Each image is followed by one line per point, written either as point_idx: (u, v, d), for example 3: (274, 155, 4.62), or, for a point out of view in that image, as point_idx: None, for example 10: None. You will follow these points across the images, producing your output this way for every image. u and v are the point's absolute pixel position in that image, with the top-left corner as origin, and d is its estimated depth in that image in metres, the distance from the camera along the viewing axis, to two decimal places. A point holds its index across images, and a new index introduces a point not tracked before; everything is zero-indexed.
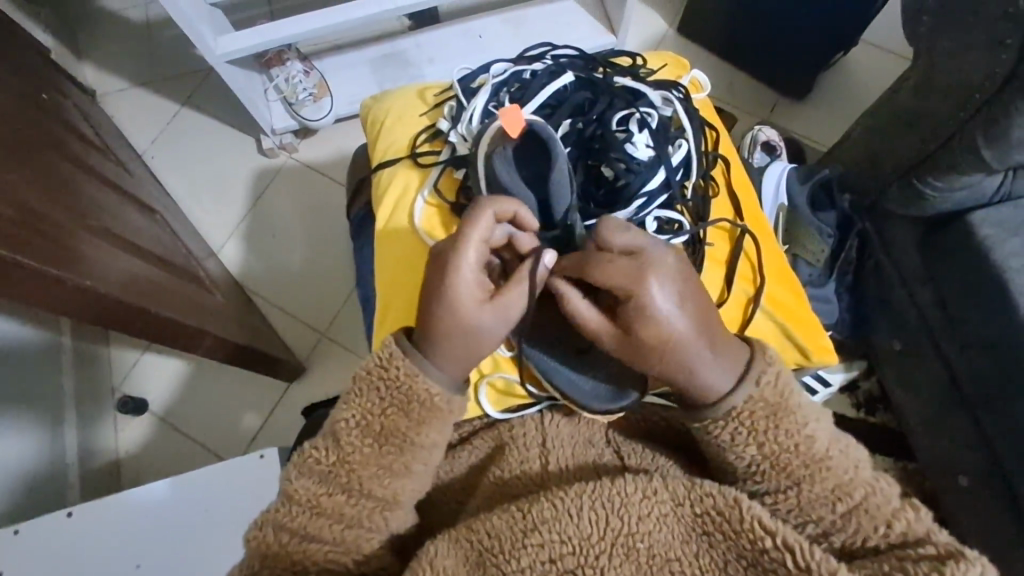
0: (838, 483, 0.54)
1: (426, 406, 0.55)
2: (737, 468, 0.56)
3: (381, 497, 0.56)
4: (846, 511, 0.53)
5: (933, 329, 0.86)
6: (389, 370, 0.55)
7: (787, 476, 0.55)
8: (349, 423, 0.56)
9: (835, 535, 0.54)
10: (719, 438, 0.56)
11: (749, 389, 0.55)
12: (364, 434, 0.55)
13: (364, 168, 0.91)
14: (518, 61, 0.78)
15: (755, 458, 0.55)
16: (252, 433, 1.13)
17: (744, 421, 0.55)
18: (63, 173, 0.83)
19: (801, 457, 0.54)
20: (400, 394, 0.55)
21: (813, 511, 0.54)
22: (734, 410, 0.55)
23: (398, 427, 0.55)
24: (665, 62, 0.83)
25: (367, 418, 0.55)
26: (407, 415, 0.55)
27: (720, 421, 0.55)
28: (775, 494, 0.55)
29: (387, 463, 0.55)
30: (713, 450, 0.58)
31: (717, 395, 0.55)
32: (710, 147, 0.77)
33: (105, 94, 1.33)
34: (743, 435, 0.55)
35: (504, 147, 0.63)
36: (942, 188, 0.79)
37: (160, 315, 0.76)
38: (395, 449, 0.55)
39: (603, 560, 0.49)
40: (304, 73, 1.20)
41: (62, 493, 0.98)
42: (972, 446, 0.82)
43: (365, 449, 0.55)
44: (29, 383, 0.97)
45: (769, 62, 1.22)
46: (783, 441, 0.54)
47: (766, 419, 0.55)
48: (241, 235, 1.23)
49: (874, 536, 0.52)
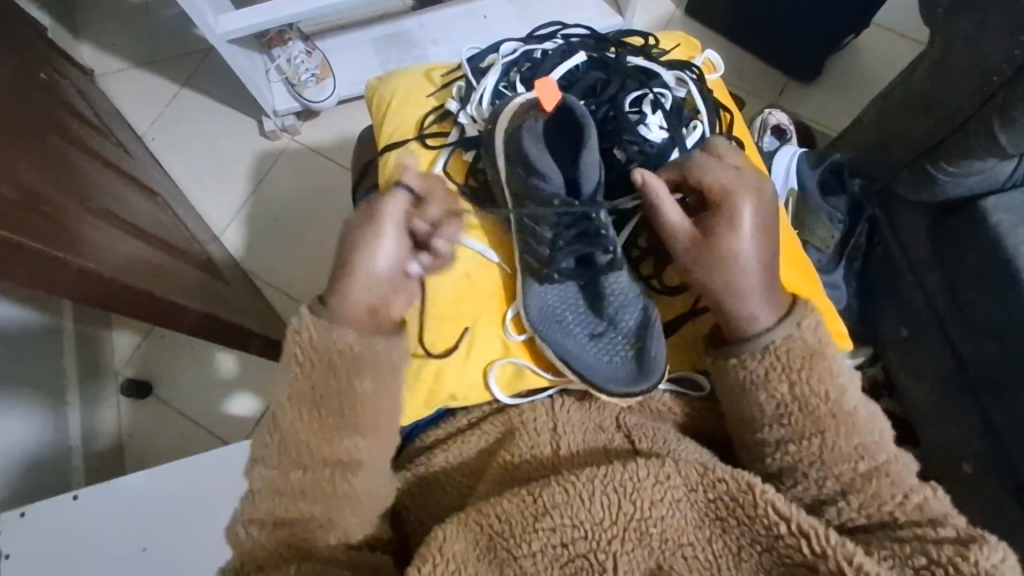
0: (863, 442, 0.54)
1: (351, 360, 0.56)
2: (765, 412, 0.56)
3: (338, 463, 0.56)
4: (867, 471, 0.53)
5: (942, 314, 0.85)
6: (304, 334, 0.56)
7: (813, 424, 0.54)
8: (283, 398, 0.56)
9: (853, 495, 0.53)
10: (753, 374, 0.56)
11: (789, 327, 0.57)
12: (304, 405, 0.56)
13: (368, 149, 0.90)
14: (528, 41, 0.76)
15: (785, 398, 0.55)
16: (255, 417, 1.12)
17: (780, 359, 0.56)
18: (63, 153, 0.82)
19: (829, 404, 0.55)
20: (321, 355, 0.56)
21: (834, 466, 0.53)
22: (771, 346, 0.56)
23: (332, 389, 0.56)
24: (677, 42, 0.81)
25: (297, 387, 0.56)
26: (335, 374, 0.56)
27: (756, 357, 0.56)
28: (798, 443, 0.55)
29: (331, 426, 0.56)
30: (741, 392, 0.57)
31: (757, 330, 0.57)
32: (724, 129, 0.75)
33: (103, 74, 1.31)
34: (777, 369, 0.56)
35: (535, 121, 0.62)
36: (954, 173, 0.79)
37: (164, 298, 0.76)
38: (336, 411, 0.56)
39: (614, 545, 0.49)
40: (306, 54, 1.17)
41: (68, 475, 0.98)
42: (978, 432, 0.82)
43: (306, 419, 0.55)
44: (32, 366, 0.96)
45: (779, 45, 1.20)
46: (814, 385, 0.55)
47: (802, 358, 0.56)
48: (243, 218, 1.22)
49: (890, 505, 0.52)
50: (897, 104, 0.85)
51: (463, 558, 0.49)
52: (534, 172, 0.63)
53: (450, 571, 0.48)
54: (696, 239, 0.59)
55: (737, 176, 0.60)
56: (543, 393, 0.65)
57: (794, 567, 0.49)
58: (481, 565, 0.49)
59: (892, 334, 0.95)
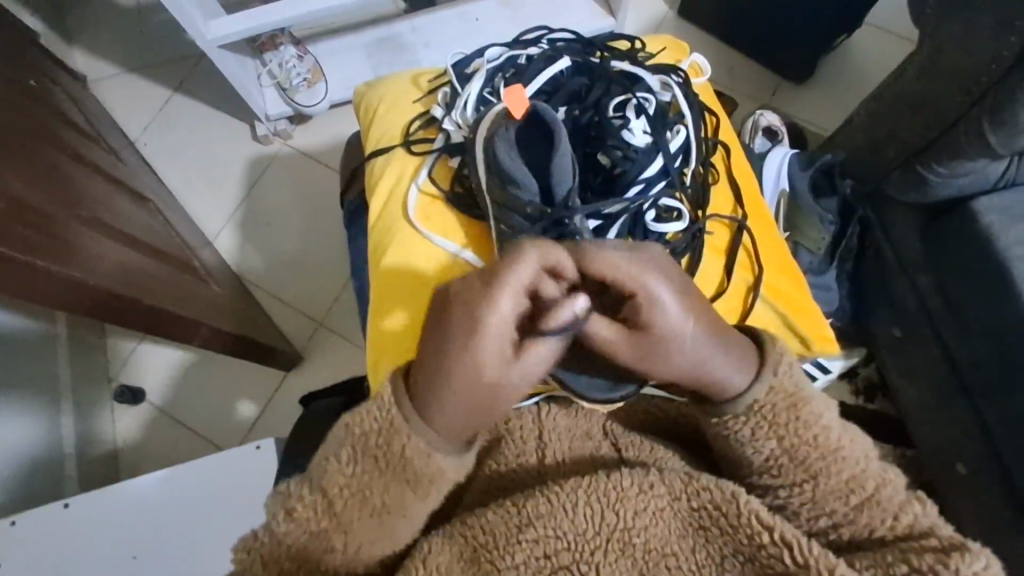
0: (852, 475, 0.53)
1: (432, 479, 0.52)
2: (753, 462, 0.55)
3: (379, 555, 0.53)
4: (858, 504, 0.52)
5: (934, 316, 0.85)
6: (392, 449, 0.50)
7: (804, 470, 0.54)
8: (342, 492, 0.51)
9: (845, 528, 0.53)
10: (738, 433, 0.55)
11: (769, 379, 0.54)
12: (363, 506, 0.51)
13: (357, 154, 0.89)
14: (513, 45, 0.76)
15: (774, 451, 0.54)
16: (249, 422, 1.12)
17: (765, 415, 0.54)
18: (51, 161, 0.81)
19: (819, 449, 0.53)
20: (408, 472, 0.51)
21: (826, 504, 0.53)
22: (756, 404, 0.54)
23: (401, 499, 0.52)
24: (663, 46, 0.80)
25: (364, 492, 0.51)
26: (413, 488, 0.52)
27: (739, 417, 0.54)
28: (791, 488, 0.54)
29: (385, 528, 0.52)
30: (729, 445, 0.56)
31: (738, 390, 0.54)
32: (709, 133, 0.75)
33: (96, 79, 1.31)
34: (764, 428, 0.54)
35: (507, 130, 0.61)
36: (946, 174, 0.79)
37: (153, 305, 0.75)
38: (396, 516, 0.52)
39: (597, 556, 0.49)
40: (297, 58, 1.18)
41: (61, 483, 0.98)
42: (971, 433, 0.82)
43: (364, 518, 0.51)
44: (26, 374, 0.96)
45: (771, 45, 1.20)
46: (801, 432, 0.54)
47: (787, 412, 0.54)
48: (236, 224, 1.22)
49: (881, 528, 0.52)
50: (886, 106, 0.85)
51: (448, 570, 0.49)
52: (507, 179, 0.61)
53: None
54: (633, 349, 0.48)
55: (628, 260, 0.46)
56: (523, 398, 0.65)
57: None
58: None
59: (885, 335, 0.95)
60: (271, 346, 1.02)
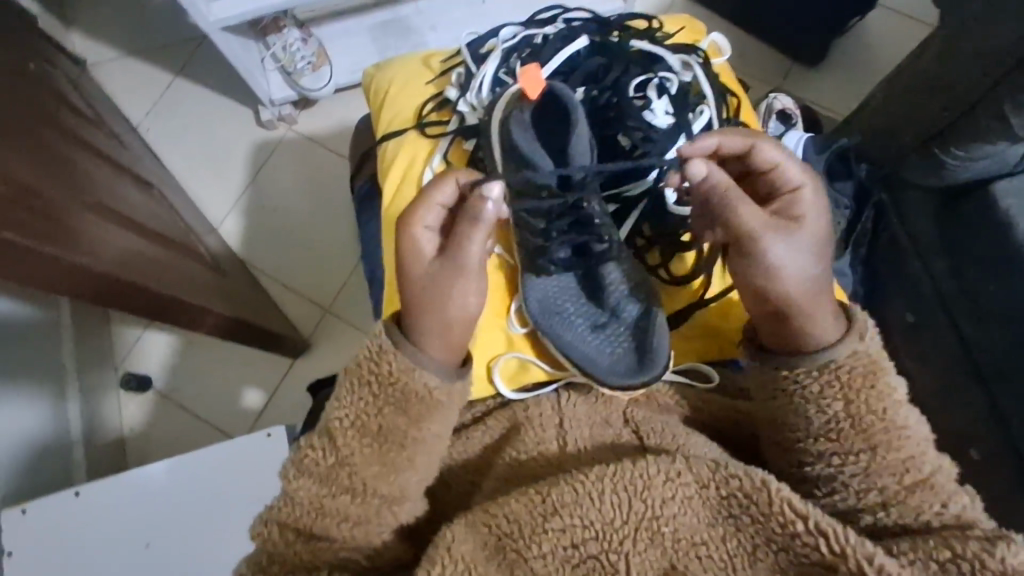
0: (912, 456, 0.53)
1: (424, 401, 0.54)
2: (813, 425, 0.55)
3: (387, 494, 0.54)
4: (911, 484, 0.52)
5: (950, 301, 0.84)
6: (381, 367, 0.54)
7: (865, 439, 0.53)
8: (343, 423, 0.54)
9: (893, 507, 0.52)
10: (807, 389, 0.55)
11: (853, 344, 0.55)
12: (361, 434, 0.53)
13: (366, 139, 0.88)
14: (528, 25, 0.74)
15: (838, 413, 0.54)
16: (257, 409, 1.12)
17: (838, 376, 0.54)
18: (55, 146, 0.80)
19: (884, 421, 0.53)
20: (394, 390, 0.53)
21: (879, 478, 0.52)
22: (831, 363, 0.54)
23: (396, 425, 0.54)
24: (681, 26, 0.79)
25: (361, 418, 0.53)
26: (404, 412, 0.54)
27: (814, 372, 0.54)
28: (845, 456, 0.54)
29: (389, 461, 0.54)
30: (791, 405, 0.56)
31: (820, 344, 0.55)
32: (731, 115, 0.73)
33: (97, 64, 1.29)
34: (833, 388, 0.54)
35: (522, 110, 0.60)
36: (963, 158, 0.77)
37: (159, 292, 0.75)
38: (395, 447, 0.54)
39: (626, 545, 0.48)
40: (301, 41, 1.15)
41: (69, 469, 0.98)
42: (986, 419, 0.81)
43: (364, 450, 0.53)
44: (32, 361, 0.96)
45: (784, 28, 1.18)
46: (871, 401, 0.53)
47: (863, 378, 0.54)
48: (240, 210, 1.21)
49: (927, 513, 0.51)
50: (904, 89, 0.83)
51: (471, 558, 0.48)
52: (523, 162, 0.60)
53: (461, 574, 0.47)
54: (773, 232, 0.55)
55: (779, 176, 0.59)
56: (547, 385, 0.65)
57: (811, 567, 0.48)
58: (491, 566, 0.49)
59: (898, 322, 0.94)
60: (277, 333, 1.01)
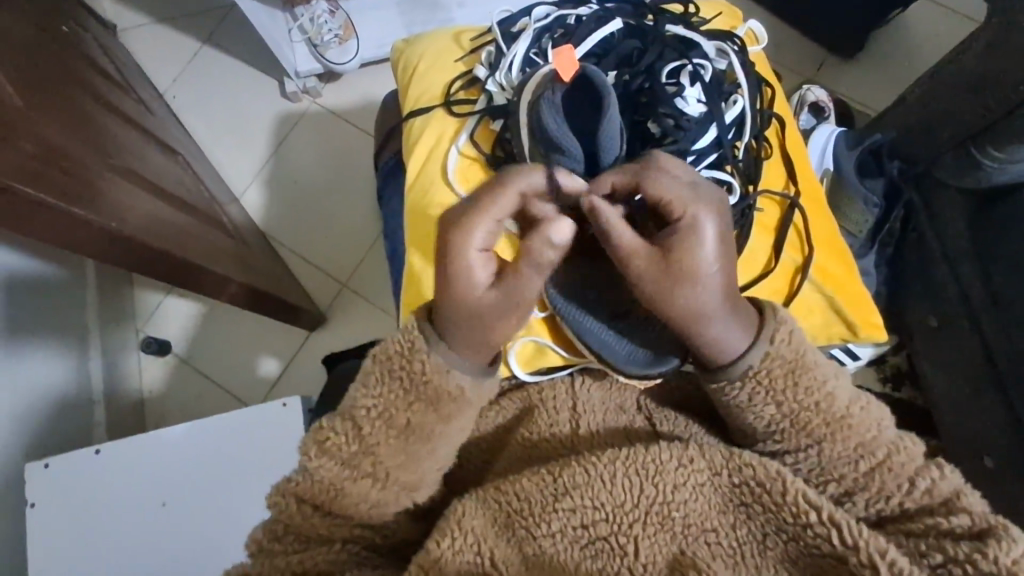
0: (861, 442, 0.52)
1: (455, 400, 0.54)
2: (756, 428, 0.54)
3: (407, 482, 0.55)
4: (869, 469, 0.51)
5: (974, 305, 0.82)
6: (413, 364, 0.53)
7: (806, 436, 0.53)
8: (369, 412, 0.53)
9: (858, 495, 0.52)
10: (735, 399, 0.54)
11: (765, 347, 0.53)
12: (388, 426, 0.53)
13: (391, 114, 0.88)
14: (562, 5, 0.73)
15: (775, 416, 0.53)
16: (273, 378, 1.13)
17: (762, 381, 0.53)
18: (85, 110, 0.81)
19: (822, 416, 0.52)
20: (426, 389, 0.53)
21: (835, 470, 0.52)
22: (751, 370, 0.53)
23: (425, 422, 0.54)
24: (719, 11, 0.77)
25: (389, 410, 0.53)
26: (434, 411, 0.54)
27: (736, 382, 0.53)
28: (796, 454, 0.53)
29: (412, 451, 0.54)
30: (729, 410, 0.55)
31: (731, 356, 0.53)
32: (765, 105, 0.72)
33: (126, 29, 1.29)
34: (761, 394, 0.53)
35: (553, 91, 0.59)
36: (1001, 160, 0.76)
37: (182, 259, 0.75)
38: (420, 439, 0.54)
39: (636, 528, 0.49)
40: (329, 13, 1.16)
41: (89, 427, 1.00)
42: (1003, 425, 0.80)
43: (390, 440, 0.53)
44: (57, 321, 0.98)
45: (821, 18, 1.15)
46: (802, 398, 0.52)
47: (784, 378, 0.52)
48: (263, 181, 1.21)
49: (897, 494, 0.51)
50: (944, 84, 0.81)
51: (481, 533, 0.49)
52: (552, 145, 0.60)
53: (470, 547, 0.49)
54: (643, 261, 0.52)
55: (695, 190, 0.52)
56: (563, 369, 0.65)
57: (821, 557, 0.48)
58: (500, 542, 0.50)
59: (921, 324, 0.92)
60: (295, 304, 1.02)
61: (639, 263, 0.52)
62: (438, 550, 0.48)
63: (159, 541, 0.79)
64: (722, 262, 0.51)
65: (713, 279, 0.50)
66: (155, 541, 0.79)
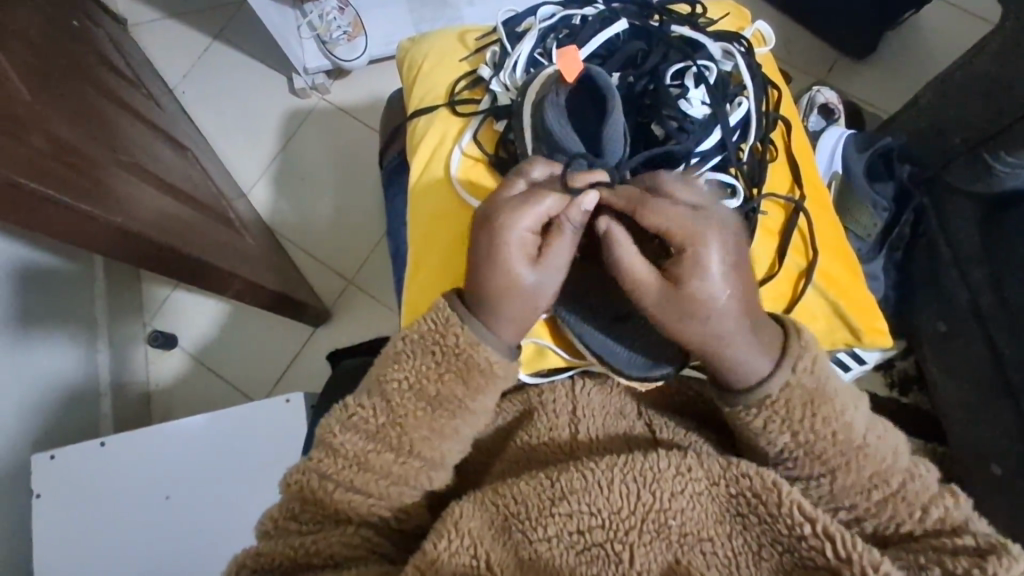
0: (877, 470, 0.52)
1: (484, 374, 0.55)
2: (768, 454, 0.54)
3: (428, 458, 0.55)
4: (882, 499, 0.51)
5: (984, 313, 0.81)
6: (447, 338, 0.55)
7: (821, 464, 0.52)
8: (400, 385, 0.55)
9: (867, 521, 0.52)
10: (750, 424, 0.53)
11: (786, 375, 0.53)
12: (418, 398, 0.55)
13: (397, 112, 0.88)
14: (568, 5, 0.73)
15: (788, 444, 0.53)
16: (278, 374, 1.14)
17: (779, 410, 0.52)
18: (94, 104, 0.82)
19: (838, 446, 0.52)
20: (457, 360, 0.55)
21: (846, 498, 0.52)
22: (768, 398, 0.53)
23: (453, 393, 0.55)
24: (726, 12, 0.76)
25: (420, 382, 0.55)
26: (464, 382, 0.55)
27: (753, 408, 0.53)
28: (807, 481, 0.53)
29: (438, 426, 0.55)
30: (742, 435, 0.55)
31: (752, 380, 0.53)
32: (771, 108, 0.72)
33: (137, 24, 1.30)
34: (777, 422, 0.53)
35: (558, 92, 0.59)
36: (1015, 164, 0.74)
37: (188, 254, 0.76)
38: (447, 414, 0.55)
39: (632, 536, 0.48)
40: (338, 10, 1.19)
41: (96, 418, 1.02)
42: (1011, 435, 0.78)
43: (418, 412, 0.55)
44: (65, 314, 0.99)
45: (833, 19, 1.14)
46: (819, 428, 0.52)
47: (801, 408, 0.52)
48: (270, 177, 1.22)
49: (908, 521, 0.51)
50: (956, 87, 0.80)
51: (479, 535, 0.49)
52: (554, 147, 0.60)
53: (466, 548, 0.49)
54: (655, 296, 0.54)
55: (698, 214, 0.53)
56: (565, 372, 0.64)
57: (816, 570, 0.47)
58: (496, 545, 0.50)
59: (929, 330, 0.91)
60: (301, 301, 1.02)
61: (649, 298, 0.54)
62: (435, 551, 0.49)
63: (163, 534, 0.80)
64: (733, 282, 0.53)
65: (722, 304, 0.52)
66: (157, 535, 0.80)
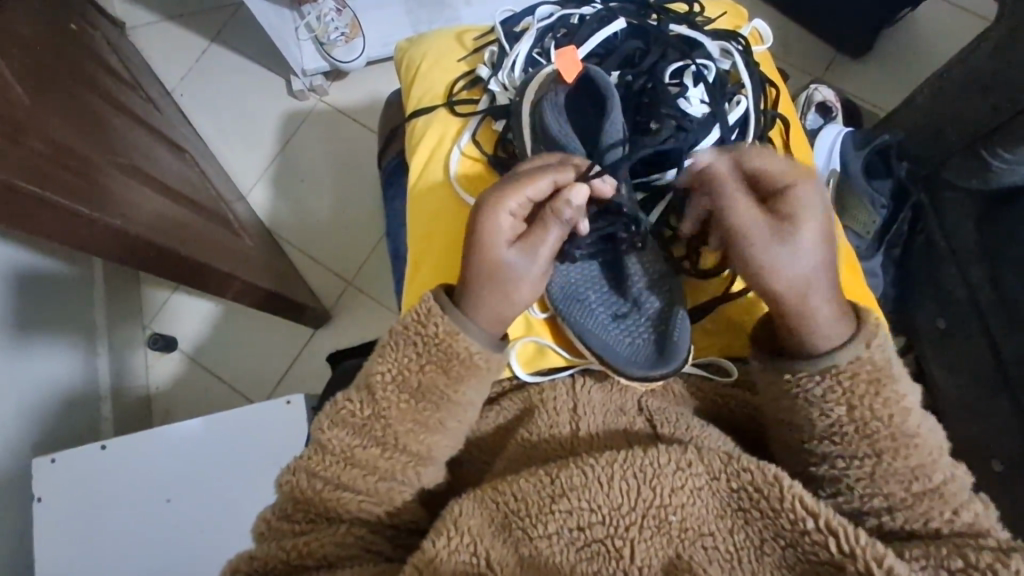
0: (921, 463, 0.52)
1: (464, 364, 0.55)
2: (817, 427, 0.54)
3: (415, 452, 0.55)
4: (919, 491, 0.51)
5: (983, 309, 0.81)
6: (427, 327, 0.55)
7: (869, 444, 0.52)
8: (384, 377, 0.55)
9: (900, 512, 0.51)
10: (809, 393, 0.53)
11: (857, 348, 0.53)
12: (400, 390, 0.55)
13: (395, 113, 0.88)
14: (566, 4, 0.73)
15: (841, 418, 0.53)
16: (277, 376, 1.14)
17: (841, 380, 0.53)
18: (93, 108, 0.82)
19: (891, 429, 0.52)
20: (438, 350, 0.55)
21: (885, 485, 0.52)
22: (832, 368, 0.53)
23: (435, 384, 0.55)
24: (723, 10, 0.76)
25: (402, 373, 0.55)
26: (445, 373, 0.55)
27: (814, 376, 0.53)
28: (849, 461, 0.53)
29: (422, 419, 0.55)
30: (794, 408, 0.55)
31: (831, 345, 0.54)
32: (769, 106, 0.72)
33: (134, 27, 1.30)
34: (836, 393, 0.53)
35: (556, 92, 0.60)
36: (1011, 161, 0.75)
37: (187, 256, 0.76)
38: (431, 406, 0.55)
39: (632, 532, 0.48)
40: (335, 12, 1.17)
41: (97, 421, 1.02)
42: (1012, 430, 0.78)
43: (401, 404, 0.55)
44: (66, 317, 0.99)
45: (830, 17, 1.14)
46: (877, 407, 0.52)
47: (868, 385, 0.53)
48: (269, 179, 1.22)
49: (938, 519, 0.51)
50: (954, 85, 0.80)
51: (478, 532, 0.50)
52: (555, 147, 0.60)
53: (465, 546, 0.49)
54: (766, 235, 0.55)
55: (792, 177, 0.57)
56: (564, 371, 0.64)
57: (819, 565, 0.47)
58: (496, 542, 0.50)
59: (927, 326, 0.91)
60: (301, 302, 1.02)
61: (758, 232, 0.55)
62: (434, 549, 0.49)
63: (162, 536, 0.80)
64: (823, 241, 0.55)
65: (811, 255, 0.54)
66: (159, 537, 0.80)
